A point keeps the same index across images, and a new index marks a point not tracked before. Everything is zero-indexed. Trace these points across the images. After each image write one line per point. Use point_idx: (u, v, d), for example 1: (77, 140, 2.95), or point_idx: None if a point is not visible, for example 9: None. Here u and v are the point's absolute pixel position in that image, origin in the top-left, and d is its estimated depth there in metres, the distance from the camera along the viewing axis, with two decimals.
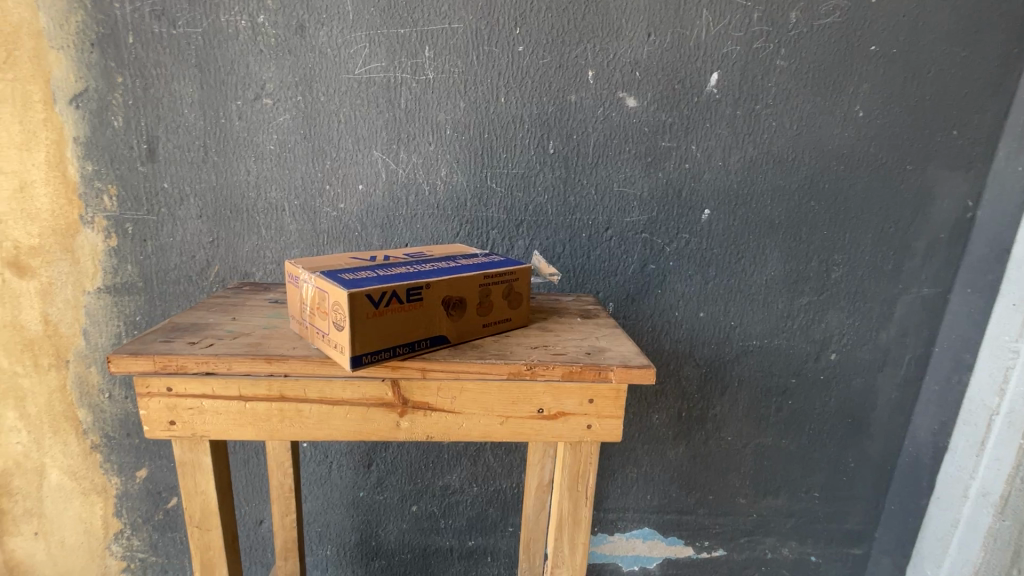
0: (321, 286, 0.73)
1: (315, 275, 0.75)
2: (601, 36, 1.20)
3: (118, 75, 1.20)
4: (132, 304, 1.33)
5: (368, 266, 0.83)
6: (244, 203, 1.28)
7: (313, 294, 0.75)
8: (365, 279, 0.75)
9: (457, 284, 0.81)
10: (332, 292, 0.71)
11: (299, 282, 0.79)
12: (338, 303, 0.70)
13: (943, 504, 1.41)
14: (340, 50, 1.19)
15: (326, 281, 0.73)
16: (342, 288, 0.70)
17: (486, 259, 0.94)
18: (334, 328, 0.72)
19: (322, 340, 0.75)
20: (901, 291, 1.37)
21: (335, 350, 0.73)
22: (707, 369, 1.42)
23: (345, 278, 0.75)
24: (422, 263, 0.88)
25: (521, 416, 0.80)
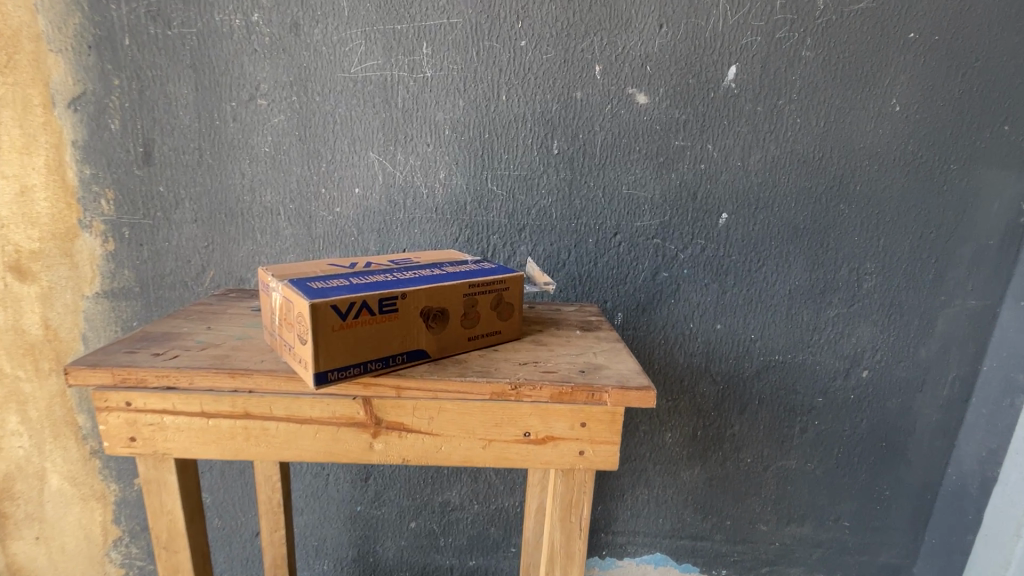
0: (287, 295, 0.68)
1: (283, 283, 0.70)
2: (609, 28, 1.12)
3: (115, 77, 1.18)
4: (129, 309, 1.32)
5: (345, 273, 0.77)
6: (239, 207, 1.25)
7: (281, 304, 0.69)
8: (335, 288, 0.69)
9: (438, 294, 0.74)
10: (297, 302, 0.65)
11: (270, 291, 0.74)
12: (302, 314, 0.65)
13: (992, 541, 1.27)
14: (335, 48, 1.15)
15: (292, 291, 0.67)
16: (306, 298, 0.64)
17: (476, 266, 0.88)
18: (299, 343, 0.66)
19: (289, 355, 0.70)
20: (943, 303, 1.24)
21: (300, 366, 0.67)
22: (725, 386, 1.31)
23: (314, 286, 0.69)
24: (405, 270, 0.82)
25: (506, 440, 0.73)
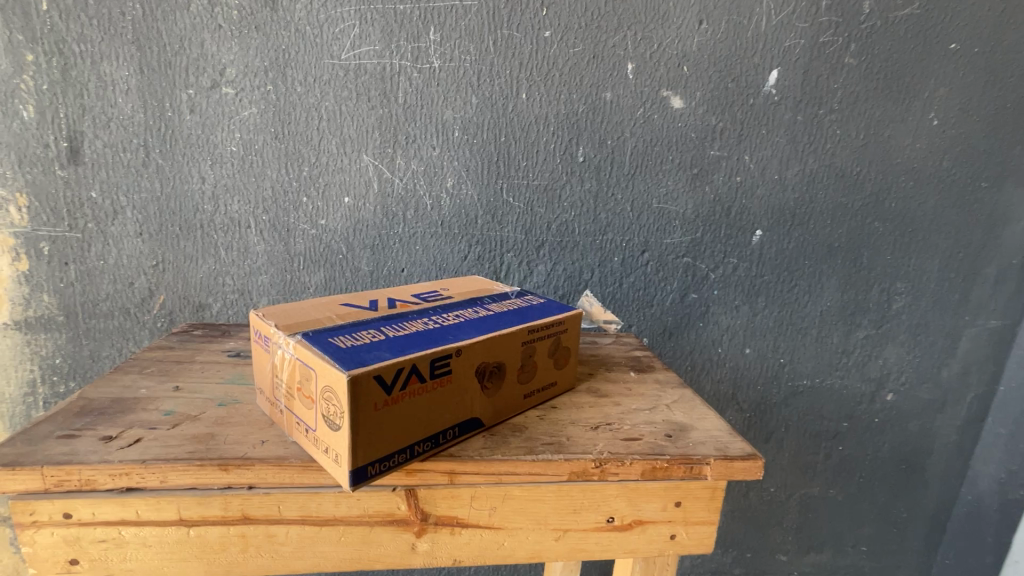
0: (302, 357, 0.50)
1: (293, 338, 0.52)
2: (644, 22, 0.99)
3: (28, 51, 0.92)
4: (50, 344, 1.05)
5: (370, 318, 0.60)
6: (198, 218, 1.02)
7: (294, 369, 0.52)
8: (366, 344, 0.52)
9: (496, 345, 0.58)
10: (320, 369, 0.48)
11: (270, 345, 0.56)
12: (329, 387, 0.47)
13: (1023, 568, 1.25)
14: (323, 29, 0.95)
15: (310, 351, 0.49)
16: (336, 366, 0.46)
17: (521, 300, 0.72)
18: (323, 425, 0.49)
19: (304, 437, 0.52)
20: (967, 322, 1.21)
21: (324, 456, 0.50)
22: (752, 414, 1.22)
23: (340, 343, 0.52)
24: (441, 309, 0.65)
25: (584, 528, 0.59)
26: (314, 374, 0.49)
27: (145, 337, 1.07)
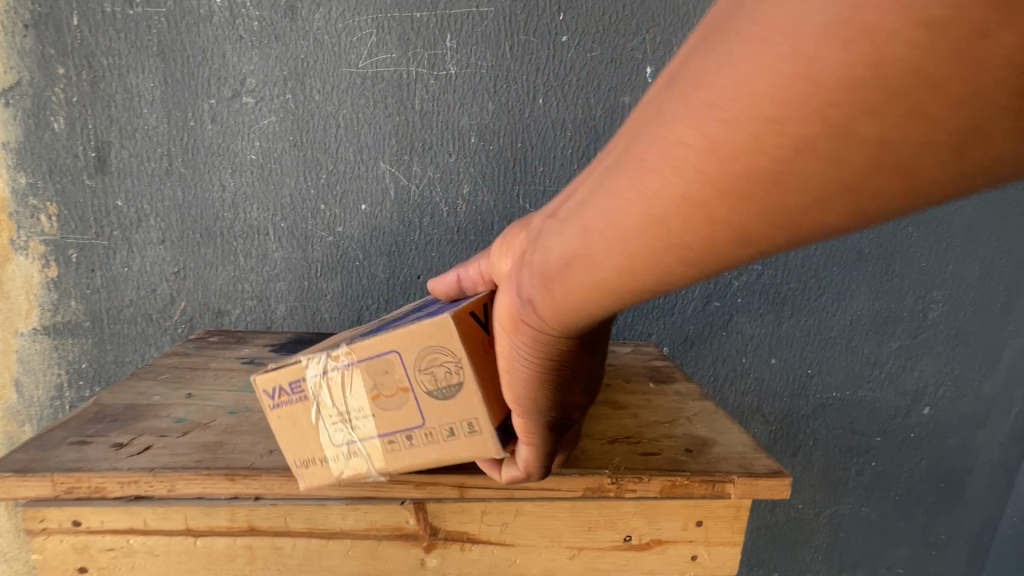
0: (374, 350, 0.47)
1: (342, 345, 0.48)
2: (664, 24, 0.96)
3: (59, 65, 0.95)
4: (76, 349, 1.08)
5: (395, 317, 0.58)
6: (218, 225, 1.04)
7: (363, 373, 0.48)
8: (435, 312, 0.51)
9: None
10: (411, 338, 0.46)
11: (300, 390, 0.49)
12: (436, 345, 0.46)
13: None
14: (341, 38, 0.96)
15: (379, 333, 0.47)
16: (433, 319, 0.45)
17: None
18: (435, 397, 0.47)
19: (404, 436, 0.49)
20: (1011, 334, 1.15)
21: (450, 436, 0.48)
22: (779, 428, 1.17)
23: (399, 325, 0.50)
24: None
25: (600, 547, 0.56)
26: (398, 353, 0.47)
27: (167, 343, 1.09)
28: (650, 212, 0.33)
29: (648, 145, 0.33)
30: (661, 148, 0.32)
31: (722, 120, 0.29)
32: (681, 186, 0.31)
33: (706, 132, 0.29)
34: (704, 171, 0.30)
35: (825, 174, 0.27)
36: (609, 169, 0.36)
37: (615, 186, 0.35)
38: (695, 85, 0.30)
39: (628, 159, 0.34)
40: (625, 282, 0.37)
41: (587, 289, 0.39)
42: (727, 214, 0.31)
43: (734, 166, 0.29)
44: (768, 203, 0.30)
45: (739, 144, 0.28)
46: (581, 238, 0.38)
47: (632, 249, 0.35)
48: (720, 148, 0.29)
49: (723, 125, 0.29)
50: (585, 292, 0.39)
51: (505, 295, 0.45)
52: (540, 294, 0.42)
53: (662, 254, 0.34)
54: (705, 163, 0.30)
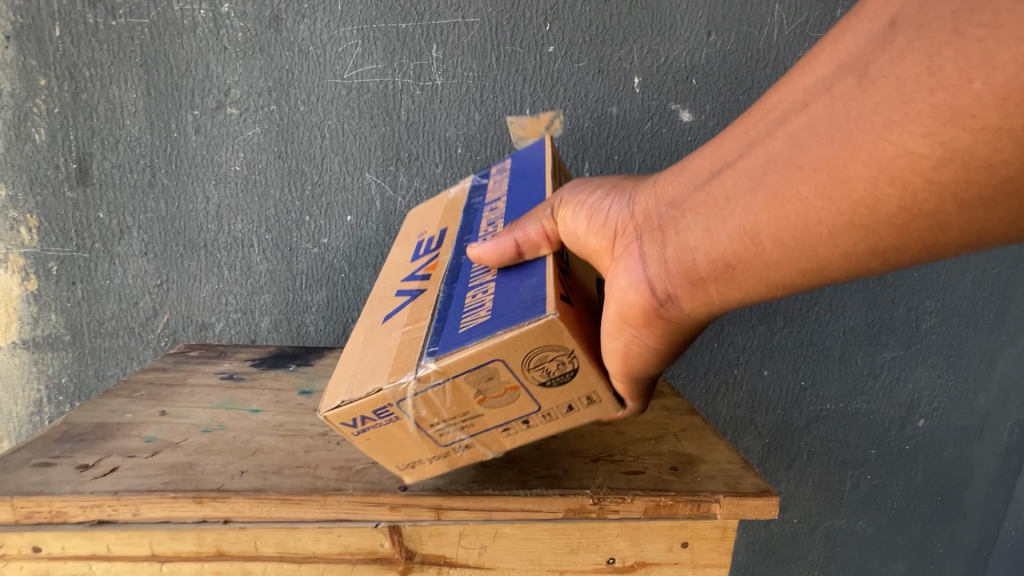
0: (470, 358, 0.45)
1: (429, 365, 0.45)
2: (651, 35, 0.95)
3: (41, 76, 0.94)
4: (56, 363, 1.06)
5: (446, 297, 0.55)
6: (202, 237, 1.02)
7: (464, 380, 0.46)
8: (516, 301, 0.48)
9: None
10: (513, 342, 0.44)
11: (390, 413, 0.47)
12: (546, 344, 0.45)
13: None
14: (326, 48, 0.95)
15: (470, 346, 0.45)
16: (537, 320, 0.44)
17: (500, 176, 0.73)
18: (548, 384, 0.47)
19: (519, 420, 0.49)
20: (1004, 344, 1.14)
21: (569, 411, 0.49)
22: (773, 440, 1.16)
23: (480, 319, 0.48)
24: (471, 234, 0.64)
25: (582, 569, 0.55)
26: (501, 360, 0.45)
27: (149, 356, 1.07)
28: (845, 215, 0.37)
29: (855, 150, 0.35)
30: (876, 155, 0.35)
31: (971, 130, 0.31)
32: (900, 195, 0.35)
33: (941, 141, 0.32)
34: (941, 180, 0.33)
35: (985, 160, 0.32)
36: (791, 169, 0.39)
37: (795, 189, 0.38)
38: (930, 88, 0.32)
39: (823, 161, 0.37)
40: (805, 272, 0.41)
41: (751, 281, 0.43)
42: (958, 218, 0.34)
43: (984, 176, 0.32)
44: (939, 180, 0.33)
45: (997, 154, 0.31)
46: (752, 237, 0.41)
47: (805, 212, 0.38)
48: (966, 159, 0.32)
49: (981, 137, 0.31)
50: (750, 285, 0.43)
51: (636, 289, 0.48)
52: (690, 287, 0.46)
53: (840, 220, 0.37)
54: (943, 172, 0.33)
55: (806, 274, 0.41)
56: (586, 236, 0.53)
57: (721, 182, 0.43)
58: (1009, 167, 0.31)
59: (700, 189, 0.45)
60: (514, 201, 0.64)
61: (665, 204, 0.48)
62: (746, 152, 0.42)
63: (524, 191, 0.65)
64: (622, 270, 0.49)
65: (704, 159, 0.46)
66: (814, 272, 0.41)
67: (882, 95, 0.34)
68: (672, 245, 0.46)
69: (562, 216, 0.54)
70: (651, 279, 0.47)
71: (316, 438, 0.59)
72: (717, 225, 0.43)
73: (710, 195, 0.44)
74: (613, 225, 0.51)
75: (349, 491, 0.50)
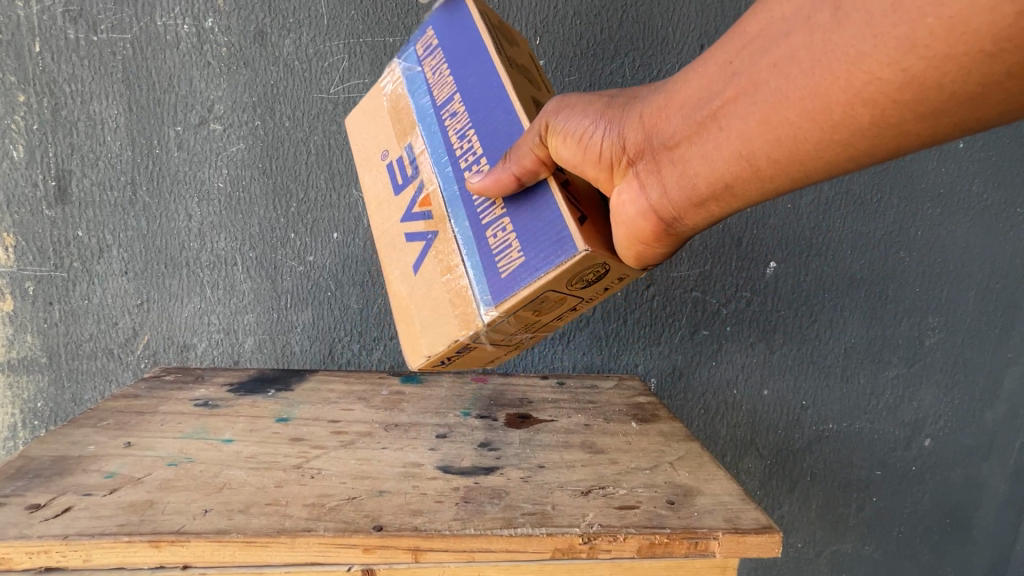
0: (527, 300, 0.51)
1: (492, 312, 0.52)
2: (643, 48, 0.94)
3: (20, 92, 0.92)
4: (32, 386, 1.02)
5: (464, 237, 0.55)
6: (184, 255, 0.99)
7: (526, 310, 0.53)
8: (544, 236, 0.51)
9: (528, 103, 0.56)
10: (559, 277, 0.50)
11: (465, 350, 0.56)
12: (588, 268, 0.50)
13: None
14: (312, 63, 0.93)
15: (522, 291, 0.50)
16: (575, 260, 0.48)
17: (433, 63, 0.62)
18: (588, 281, 0.53)
19: (568, 309, 0.57)
20: (1010, 361, 1.11)
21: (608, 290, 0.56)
22: (774, 461, 1.12)
23: (516, 259, 0.52)
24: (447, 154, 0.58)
25: None
26: (552, 290, 0.51)
27: (129, 379, 1.04)
28: (829, 135, 0.38)
29: (833, 79, 0.36)
30: (852, 82, 0.36)
31: (925, 58, 0.32)
32: (870, 114, 0.36)
33: (907, 69, 0.33)
34: (903, 100, 0.34)
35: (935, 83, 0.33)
36: (775, 96, 0.39)
37: (784, 117, 0.39)
38: (892, 19, 0.33)
39: (805, 92, 0.38)
40: (797, 184, 0.43)
41: (750, 197, 0.46)
42: (921, 128, 0.35)
43: (935, 95, 0.33)
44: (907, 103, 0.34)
45: (944, 77, 0.32)
46: (745, 162, 0.43)
47: (794, 136, 0.40)
48: (921, 82, 0.33)
49: (932, 64, 0.32)
50: (749, 200, 0.46)
51: (642, 213, 0.49)
52: (693, 207, 0.48)
53: (827, 140, 0.39)
54: (905, 93, 0.34)
55: (796, 184, 0.43)
56: (582, 165, 0.51)
57: (713, 109, 0.43)
58: (956, 84, 0.32)
59: (693, 117, 0.45)
60: (476, 104, 0.57)
61: (657, 132, 0.47)
62: (732, 78, 0.42)
63: (479, 86, 0.58)
64: (624, 197, 0.50)
65: (691, 80, 0.45)
66: (806, 182, 0.43)
67: (851, 30, 0.35)
68: (672, 173, 0.47)
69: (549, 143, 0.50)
70: (654, 203, 0.49)
71: (288, 472, 0.55)
72: (714, 153, 0.44)
73: (703, 122, 0.44)
74: (608, 155, 0.50)
75: (319, 532, 0.47)
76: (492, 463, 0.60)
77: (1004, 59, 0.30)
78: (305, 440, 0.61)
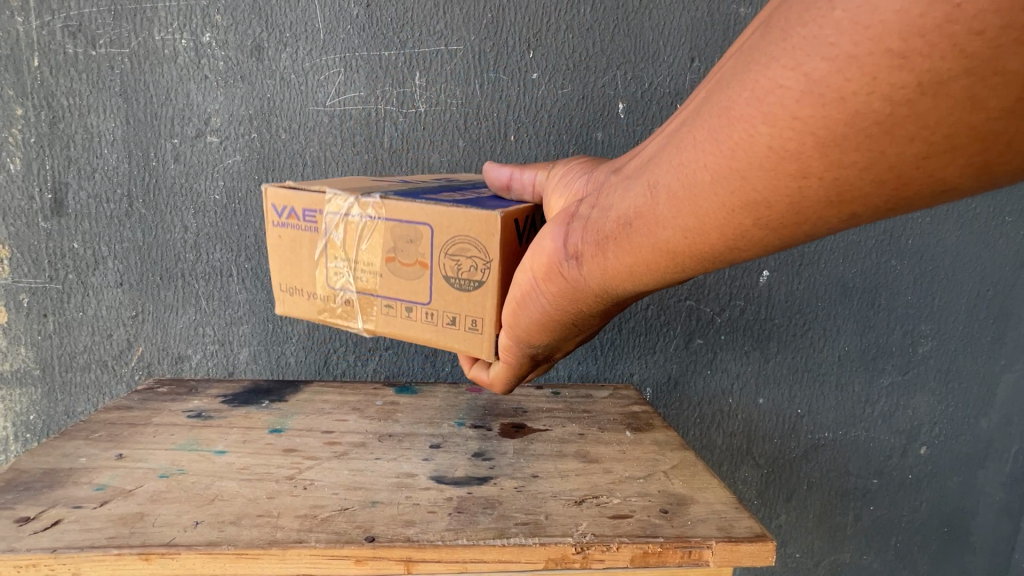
0: (404, 214, 0.56)
1: (375, 198, 0.57)
2: (634, 61, 0.95)
3: (18, 106, 0.93)
4: (24, 400, 1.02)
5: (429, 191, 0.64)
6: (179, 267, 1.00)
7: (384, 224, 0.57)
8: (478, 202, 0.58)
9: None
10: (444, 219, 0.55)
11: (318, 221, 0.60)
12: (459, 235, 0.55)
13: None
14: (308, 77, 0.94)
15: (415, 204, 0.56)
16: (473, 210, 0.54)
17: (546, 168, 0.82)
18: (450, 279, 0.57)
19: (406, 305, 0.59)
20: (1003, 369, 1.11)
21: (450, 321, 0.58)
22: (770, 471, 1.11)
23: (435, 198, 0.59)
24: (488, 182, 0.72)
25: None
26: (428, 228, 0.56)
27: (122, 390, 1.03)
28: (725, 159, 0.37)
29: (739, 90, 0.35)
30: (756, 92, 0.34)
31: (829, 58, 0.30)
32: (769, 134, 0.34)
33: (809, 74, 0.31)
34: (803, 117, 0.32)
35: (842, 91, 0.30)
36: (693, 121, 0.39)
37: (693, 137, 0.39)
38: (802, 21, 0.31)
39: (715, 107, 0.37)
40: (689, 233, 0.41)
41: (644, 247, 0.44)
42: (821, 166, 0.33)
43: (839, 108, 0.31)
44: (810, 118, 0.32)
45: (847, 84, 0.30)
46: (650, 192, 0.42)
47: (696, 163, 0.38)
48: (824, 90, 0.31)
49: (836, 67, 0.30)
50: (643, 250, 0.44)
51: (551, 242, 0.50)
52: (595, 247, 0.47)
53: (726, 167, 0.37)
54: (805, 107, 0.32)
55: (688, 234, 0.41)
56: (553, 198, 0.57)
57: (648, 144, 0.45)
58: (860, 99, 0.30)
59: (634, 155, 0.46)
60: None
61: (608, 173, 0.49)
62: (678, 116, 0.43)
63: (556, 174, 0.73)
64: (549, 224, 0.51)
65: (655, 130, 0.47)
66: (698, 233, 0.41)
67: (770, 36, 0.33)
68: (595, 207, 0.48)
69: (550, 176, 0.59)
70: (569, 234, 0.49)
71: (281, 483, 0.55)
72: (631, 185, 0.44)
73: (638, 158, 0.45)
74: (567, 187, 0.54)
75: (311, 543, 0.47)
76: (486, 473, 0.59)
77: (913, 63, 0.28)
78: (298, 450, 0.61)
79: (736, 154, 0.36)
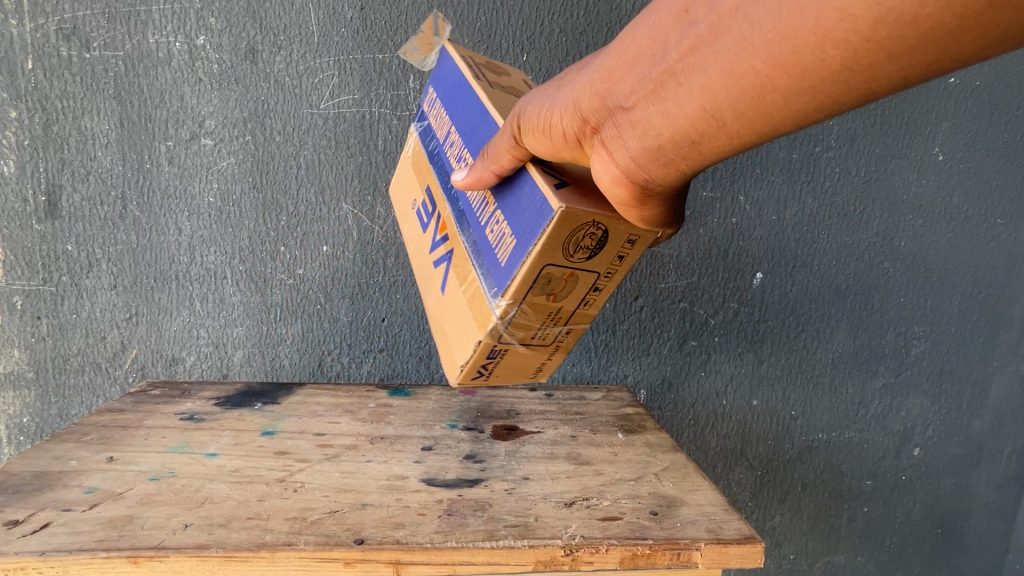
0: (530, 281, 0.50)
1: (498, 304, 0.52)
2: None
3: (11, 108, 0.93)
4: (17, 402, 1.02)
5: (473, 245, 0.58)
6: (173, 269, 1.00)
7: (541, 295, 0.52)
8: (525, 214, 0.51)
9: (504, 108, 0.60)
10: (551, 246, 0.49)
11: (485, 359, 0.56)
12: (571, 234, 0.49)
13: None
14: (302, 80, 0.94)
15: (523, 274, 0.50)
16: (553, 223, 0.48)
17: (433, 114, 0.71)
18: (593, 247, 0.51)
19: (590, 288, 0.55)
20: (996, 370, 1.12)
21: (621, 257, 0.53)
22: (764, 472, 1.11)
23: (507, 249, 0.52)
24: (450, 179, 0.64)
25: None
26: (551, 264, 0.50)
27: (116, 393, 1.03)
28: (796, 80, 0.34)
29: (801, 16, 0.32)
30: (822, 21, 0.31)
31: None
32: (841, 55, 0.32)
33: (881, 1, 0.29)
34: (876, 38, 0.30)
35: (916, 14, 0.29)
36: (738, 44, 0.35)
37: (750, 65, 0.35)
38: None
39: (771, 35, 0.33)
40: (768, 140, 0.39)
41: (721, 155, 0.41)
42: (893, 71, 0.31)
43: (912, 28, 0.29)
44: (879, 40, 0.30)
45: (923, 8, 0.29)
46: (710, 118, 0.39)
47: (759, 84, 0.35)
48: (897, 16, 0.29)
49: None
50: (722, 157, 0.42)
51: (615, 185, 0.46)
52: (662, 169, 0.44)
53: (795, 87, 0.34)
54: (880, 31, 0.30)
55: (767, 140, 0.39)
56: (557, 149, 0.49)
57: (670, 64, 0.39)
58: (934, 18, 0.29)
59: (649, 73, 0.41)
60: (463, 125, 0.63)
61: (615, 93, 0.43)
62: (690, 27, 0.37)
63: (463, 108, 0.64)
64: (597, 167, 0.47)
65: (644, 30, 0.40)
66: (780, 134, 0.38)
67: None
68: (633, 135, 0.43)
69: (526, 139, 0.51)
70: (623, 170, 0.45)
71: (272, 485, 0.55)
72: (673, 111, 0.40)
73: (661, 80, 0.40)
74: (573, 130, 0.47)
75: (300, 546, 0.47)
76: (477, 475, 0.60)
77: None
78: (290, 452, 0.61)
79: (805, 80, 0.34)
